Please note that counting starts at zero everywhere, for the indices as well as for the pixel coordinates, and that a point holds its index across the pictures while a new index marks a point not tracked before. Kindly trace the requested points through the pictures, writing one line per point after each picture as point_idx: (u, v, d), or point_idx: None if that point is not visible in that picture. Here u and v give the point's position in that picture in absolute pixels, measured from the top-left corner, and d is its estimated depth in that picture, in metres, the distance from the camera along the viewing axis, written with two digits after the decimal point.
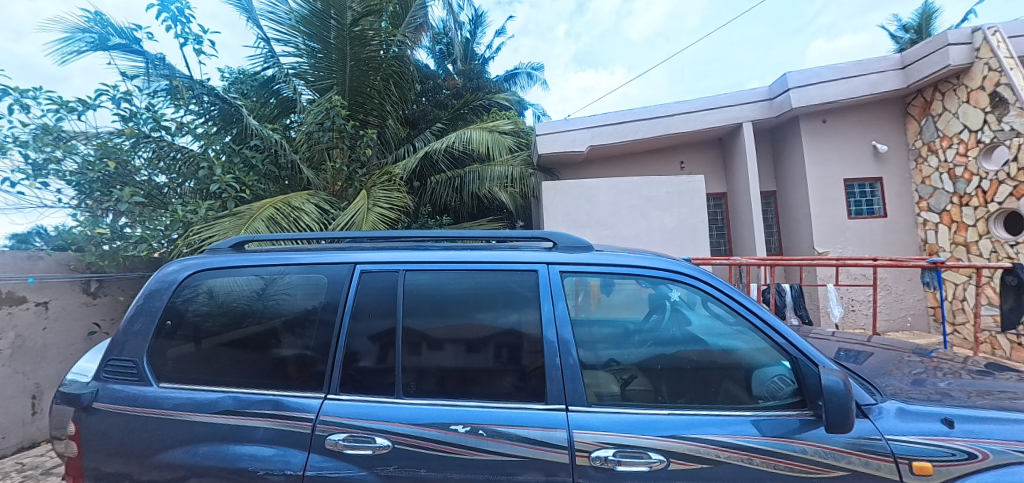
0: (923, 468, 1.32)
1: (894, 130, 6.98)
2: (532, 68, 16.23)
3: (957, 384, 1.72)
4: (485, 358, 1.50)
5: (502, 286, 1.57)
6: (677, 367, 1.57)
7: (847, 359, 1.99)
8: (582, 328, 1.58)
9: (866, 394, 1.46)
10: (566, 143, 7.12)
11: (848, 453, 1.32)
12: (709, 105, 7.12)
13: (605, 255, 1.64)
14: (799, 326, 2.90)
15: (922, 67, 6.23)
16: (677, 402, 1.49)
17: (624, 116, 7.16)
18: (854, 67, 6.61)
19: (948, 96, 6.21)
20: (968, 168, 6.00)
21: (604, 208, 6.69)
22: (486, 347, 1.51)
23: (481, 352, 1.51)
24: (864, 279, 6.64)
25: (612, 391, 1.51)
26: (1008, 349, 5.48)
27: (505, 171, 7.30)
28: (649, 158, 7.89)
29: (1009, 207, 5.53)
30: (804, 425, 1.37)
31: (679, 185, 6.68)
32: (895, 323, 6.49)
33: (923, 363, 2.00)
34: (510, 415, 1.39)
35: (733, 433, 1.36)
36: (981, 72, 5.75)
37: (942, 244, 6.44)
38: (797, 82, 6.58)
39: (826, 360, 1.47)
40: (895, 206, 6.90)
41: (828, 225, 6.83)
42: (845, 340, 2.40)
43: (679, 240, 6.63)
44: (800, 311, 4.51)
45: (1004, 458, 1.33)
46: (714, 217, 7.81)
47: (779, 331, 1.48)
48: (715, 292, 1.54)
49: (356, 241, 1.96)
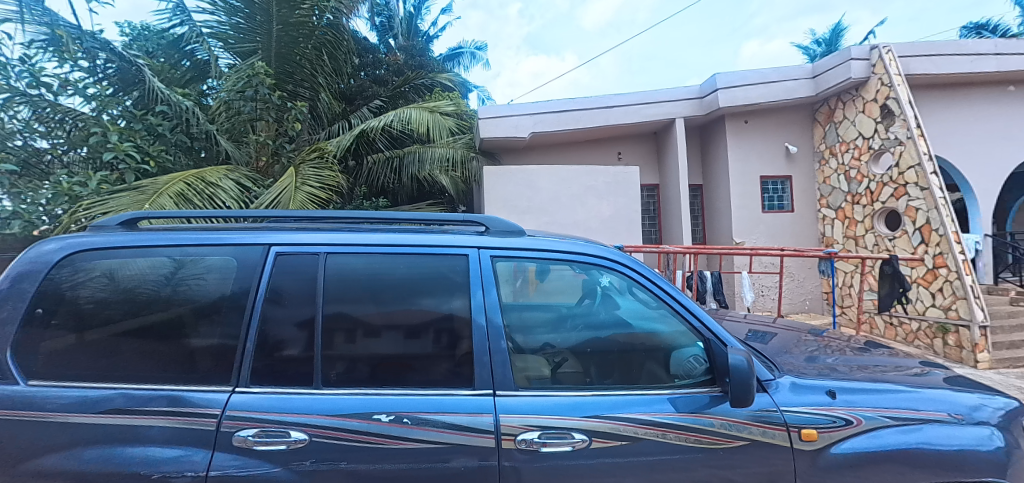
0: (810, 435, 1.47)
1: (803, 133, 7.69)
2: (476, 48, 15.83)
3: (843, 360, 1.94)
4: (424, 344, 1.46)
5: (433, 271, 1.53)
6: (606, 351, 1.67)
7: (756, 340, 2.18)
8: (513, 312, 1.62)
9: (766, 371, 1.61)
10: (508, 128, 7.16)
11: (749, 424, 1.45)
12: (646, 99, 7.41)
13: (538, 240, 1.65)
14: (716, 309, 3.14)
15: (830, 78, 6.89)
16: (604, 383, 1.56)
17: (565, 104, 7.27)
18: (774, 73, 7.17)
19: (848, 106, 6.94)
20: (860, 171, 6.75)
21: (544, 195, 6.78)
22: (425, 331, 1.47)
23: (420, 337, 1.47)
24: (773, 267, 7.33)
25: (541, 374, 1.55)
26: (881, 328, 6.66)
27: (445, 154, 7.24)
28: (588, 147, 8.13)
29: (890, 207, 6.36)
30: (713, 401, 1.48)
31: (616, 175, 6.93)
32: (796, 306, 7.27)
33: (817, 341, 2.24)
34: (434, 403, 1.37)
35: (651, 411, 1.43)
36: (875, 86, 6.46)
37: (837, 237, 7.26)
38: (725, 83, 7.04)
39: (734, 341, 1.58)
40: (801, 202, 7.64)
41: (745, 217, 7.43)
42: (753, 322, 2.64)
43: (615, 230, 6.89)
44: (718, 296, 4.90)
45: (874, 423, 1.52)
46: (647, 207, 8.20)
47: (696, 315, 1.58)
48: (640, 278, 1.61)
49: (280, 221, 1.81)
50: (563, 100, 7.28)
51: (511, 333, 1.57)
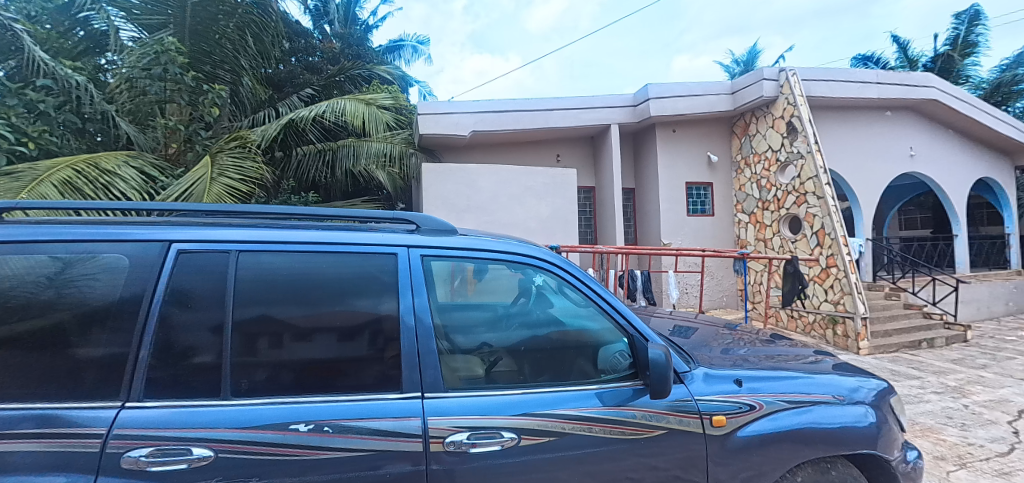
0: (720, 421, 1.59)
1: (723, 144, 8.33)
2: (418, 42, 15.44)
3: (753, 351, 2.13)
4: (358, 347, 1.40)
5: (359, 271, 1.46)
6: (538, 348, 1.69)
7: (679, 335, 2.33)
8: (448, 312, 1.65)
9: (683, 363, 1.71)
10: (448, 126, 7.10)
11: (667, 414, 1.54)
12: (583, 105, 7.65)
13: (470, 239, 1.64)
14: (645, 307, 3.31)
15: (746, 95, 7.52)
16: (537, 381, 1.59)
17: (506, 105, 7.35)
18: (698, 87, 7.71)
19: (761, 121, 7.62)
20: (770, 180, 7.45)
21: (484, 194, 6.77)
22: (360, 334, 1.41)
23: (354, 340, 1.41)
24: (696, 267, 7.88)
25: (475, 375, 1.55)
26: (785, 321, 7.35)
27: (382, 149, 6.99)
28: (528, 148, 8.26)
29: (793, 213, 7.08)
30: (636, 394, 1.55)
31: (554, 177, 7.09)
32: (715, 302, 7.87)
33: (731, 335, 2.44)
34: (361, 408, 1.31)
35: (579, 407, 1.48)
36: (782, 104, 7.15)
37: (749, 239, 7.95)
38: (656, 93, 7.46)
39: (655, 337, 1.68)
40: (721, 207, 8.27)
41: (672, 220, 7.91)
42: (677, 318, 2.82)
43: (553, 229, 7.04)
44: (647, 294, 5.18)
45: (773, 407, 1.68)
46: (583, 208, 8.47)
47: (622, 313, 1.65)
48: (570, 277, 1.65)
49: (188, 216, 1.64)
50: (504, 101, 7.35)
51: (447, 332, 1.60)
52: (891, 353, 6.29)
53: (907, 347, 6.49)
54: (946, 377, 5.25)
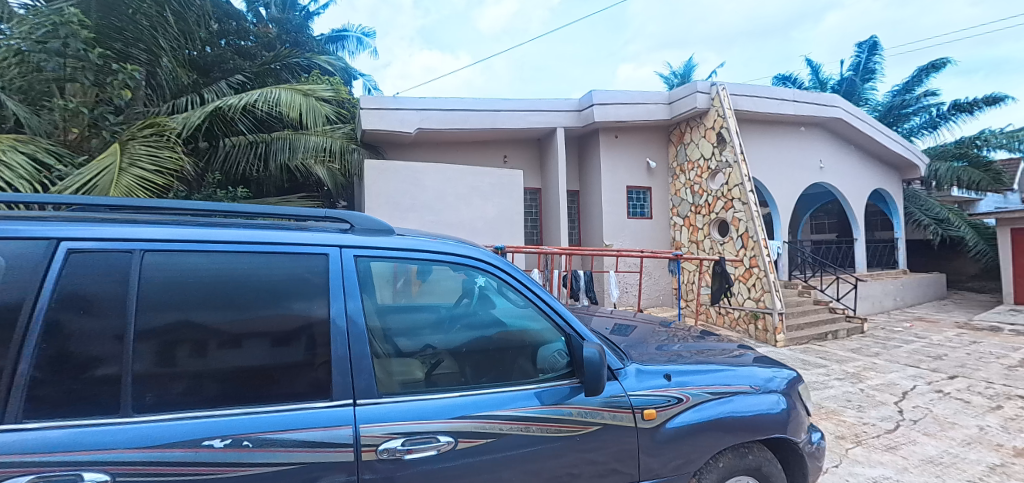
0: (650, 414, 1.67)
1: (661, 151, 8.77)
2: (363, 34, 14.86)
3: (684, 346, 2.25)
4: (294, 352, 1.32)
5: (287, 272, 1.37)
6: (478, 350, 1.68)
7: (617, 333, 2.41)
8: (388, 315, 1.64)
9: (617, 360, 1.76)
10: (393, 122, 6.96)
11: (601, 410, 1.59)
12: (530, 107, 7.75)
13: (408, 239, 1.60)
14: (588, 306, 3.41)
15: (682, 105, 7.98)
16: (479, 382, 1.57)
17: (453, 103, 7.31)
18: (639, 95, 8.07)
19: (694, 130, 8.10)
20: (702, 186, 7.95)
21: (429, 193, 6.66)
22: (296, 339, 1.34)
23: (290, 345, 1.33)
24: (635, 267, 8.24)
25: (415, 378, 1.51)
26: (714, 317, 7.88)
27: (322, 143, 6.65)
28: (475, 148, 8.25)
29: (721, 217, 7.60)
30: (573, 391, 1.59)
31: (501, 178, 7.11)
32: (652, 301, 8.27)
33: (665, 332, 2.57)
34: (291, 418, 1.24)
35: (517, 407, 1.49)
36: (713, 116, 7.64)
37: (684, 241, 8.43)
38: (600, 100, 7.72)
39: (590, 335, 1.73)
40: (658, 210, 8.70)
41: (614, 222, 8.22)
42: (617, 316, 2.93)
43: (499, 230, 7.06)
44: (589, 293, 5.34)
45: (699, 399, 1.79)
46: (530, 209, 8.58)
47: (560, 313, 1.69)
48: (509, 278, 1.67)
49: (86, 211, 1.46)
50: (451, 99, 7.31)
51: (390, 335, 1.62)
52: (802, 344, 6.94)
53: (816, 340, 7.19)
54: (847, 365, 5.88)
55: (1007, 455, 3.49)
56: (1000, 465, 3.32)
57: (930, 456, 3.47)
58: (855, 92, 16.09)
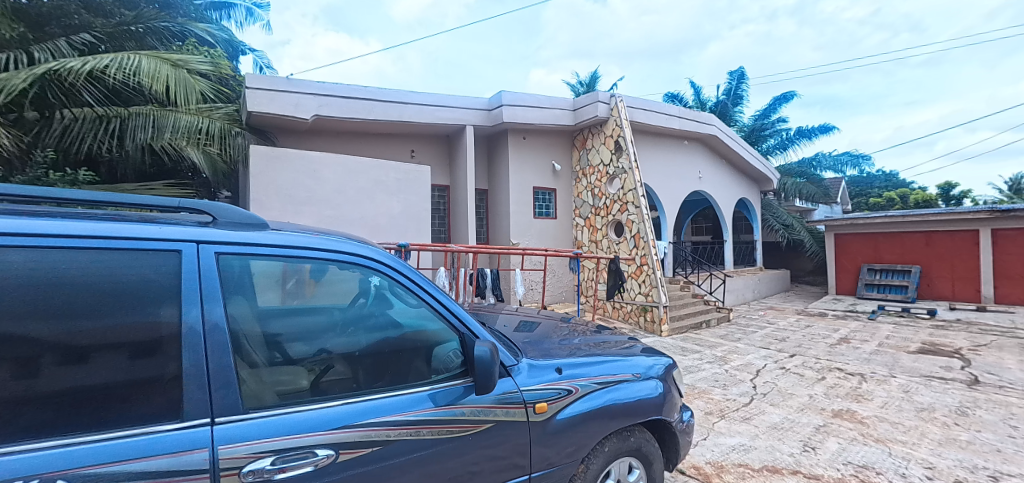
0: (541, 408, 1.72)
1: (565, 154, 9.19)
2: (254, 5, 13.32)
3: (581, 341, 2.37)
4: (153, 366, 1.15)
5: (129, 272, 1.16)
6: (373, 353, 1.59)
7: (521, 329, 2.46)
8: (271, 320, 1.49)
9: (511, 357, 1.79)
10: (286, 106, 6.39)
11: (494, 407, 1.60)
12: (439, 102, 7.60)
13: (287, 235, 1.45)
14: (495, 304, 3.43)
15: (585, 113, 8.44)
16: (372, 387, 1.50)
17: (357, 92, 6.91)
18: (546, 100, 8.35)
19: (596, 137, 8.62)
20: (601, 190, 8.48)
21: (327, 186, 6.19)
22: (158, 350, 1.16)
23: (151, 358, 1.15)
24: (539, 264, 8.53)
25: (300, 387, 1.40)
26: (609, 311, 8.49)
27: (195, 123, 5.83)
28: (380, 140, 7.88)
29: (618, 219, 8.18)
30: (466, 391, 1.58)
31: (407, 173, 6.87)
32: (556, 297, 8.65)
33: (566, 327, 2.68)
34: (134, 446, 1.06)
35: (407, 411, 1.44)
36: (612, 126, 8.19)
37: (584, 241, 8.93)
38: (509, 101, 7.84)
39: (484, 333, 1.74)
40: (562, 211, 9.10)
41: (520, 221, 8.41)
42: (522, 313, 2.99)
43: (404, 226, 6.82)
44: (495, 291, 5.41)
45: (586, 389, 1.89)
46: (437, 206, 8.43)
47: (455, 314, 1.68)
48: (402, 279, 1.60)
49: None
50: (354, 87, 6.91)
51: (281, 342, 1.49)
52: (682, 333, 7.78)
53: (693, 329, 8.11)
54: (715, 350, 6.71)
55: (828, 416, 4.26)
56: (823, 426, 4.04)
57: (775, 422, 4.10)
58: (727, 113, 18.41)
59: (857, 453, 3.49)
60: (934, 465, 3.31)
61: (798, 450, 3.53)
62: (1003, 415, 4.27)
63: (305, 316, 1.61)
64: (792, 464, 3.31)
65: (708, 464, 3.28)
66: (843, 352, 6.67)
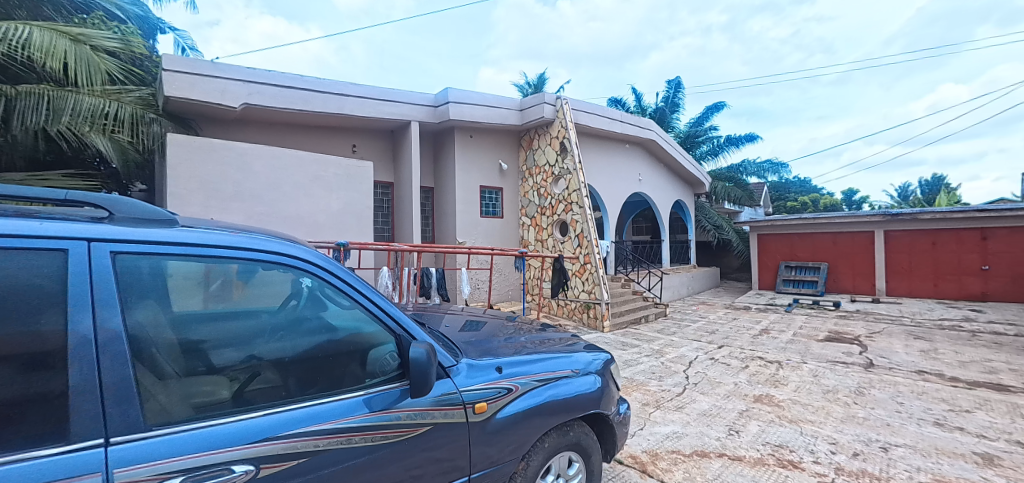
0: (480, 408, 1.71)
1: (512, 154, 9.23)
2: None
3: (526, 339, 2.38)
4: (43, 383, 1.05)
5: (12, 281, 1.05)
6: (306, 358, 1.52)
7: (466, 329, 2.43)
8: (194, 327, 1.41)
9: (450, 357, 1.76)
10: (211, 92, 5.90)
11: (431, 410, 1.56)
12: (383, 96, 7.35)
13: (202, 233, 1.33)
14: (441, 304, 3.37)
15: (531, 113, 8.51)
16: (303, 394, 1.42)
17: (291, 80, 6.53)
18: (493, 99, 8.33)
19: (542, 138, 8.74)
20: (547, 190, 8.60)
21: (258, 180, 5.78)
22: (47, 366, 1.06)
23: (42, 374, 1.06)
24: (485, 263, 8.52)
25: (220, 398, 1.30)
26: (554, 309, 8.64)
27: (101, 106, 5.18)
28: (318, 134, 7.49)
29: (562, 218, 8.35)
30: (403, 394, 1.53)
31: (348, 168, 6.56)
32: (502, 296, 8.68)
33: (512, 326, 2.68)
34: (12, 472, 0.95)
35: (337, 418, 1.37)
36: (558, 127, 8.33)
37: (530, 240, 9.03)
38: (456, 98, 7.74)
39: (422, 333, 1.70)
40: (508, 210, 9.14)
41: (466, 220, 8.34)
42: (467, 313, 2.96)
43: (344, 224, 6.52)
44: (441, 290, 5.32)
45: (526, 387, 1.90)
46: (380, 204, 8.15)
47: (392, 316, 1.62)
48: (334, 280, 1.52)
49: None
50: (289, 75, 6.51)
51: (206, 349, 1.39)
52: (622, 329, 8.09)
53: (632, 324, 8.46)
54: (653, 343, 7.05)
55: (750, 401, 4.61)
56: (746, 410, 4.37)
57: (705, 409, 4.37)
58: (665, 120, 19.39)
59: (774, 434, 3.81)
60: (837, 441, 3.69)
61: (724, 435, 3.79)
62: (892, 393, 4.84)
63: (237, 320, 1.52)
64: (718, 447, 3.55)
65: (644, 453, 3.43)
66: (764, 342, 7.25)
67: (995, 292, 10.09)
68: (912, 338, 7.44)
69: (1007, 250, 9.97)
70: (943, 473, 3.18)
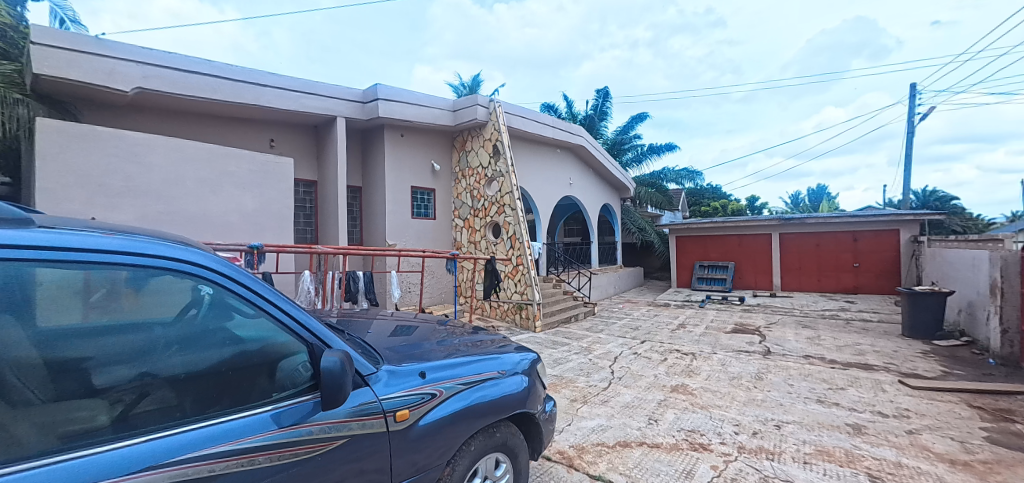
0: (402, 415, 1.66)
1: (445, 155, 9.11)
2: None
3: (457, 342, 2.35)
4: None
5: None
6: (209, 374, 1.37)
7: (397, 334, 2.35)
8: (65, 344, 1.18)
9: (369, 365, 1.70)
10: (95, 72, 5.16)
11: (348, 421, 1.49)
12: (306, 89, 6.90)
13: (73, 235, 1.20)
14: (372, 309, 3.22)
15: (464, 115, 8.45)
16: (201, 414, 1.29)
17: (197, 66, 5.92)
18: (425, 98, 8.16)
19: (475, 139, 8.72)
20: (480, 192, 8.59)
21: (154, 175, 5.16)
22: None
23: None
24: (417, 266, 8.33)
25: (94, 424, 1.15)
26: (487, 311, 8.64)
27: None
28: (230, 126, 6.87)
29: (495, 220, 8.38)
30: (316, 407, 1.44)
31: (265, 164, 6.03)
32: (434, 298, 8.54)
33: (445, 330, 2.63)
34: None
35: (238, 438, 1.26)
36: (491, 130, 8.35)
37: (464, 242, 8.97)
38: (385, 95, 7.49)
39: (337, 342, 1.63)
40: (441, 212, 8.99)
41: (396, 221, 8.08)
42: (399, 318, 2.85)
43: (260, 225, 6.00)
44: (369, 295, 5.11)
45: (450, 391, 1.88)
46: (302, 204, 7.65)
47: (304, 325, 1.54)
48: (237, 288, 1.41)
49: None
50: (193, 59, 5.89)
51: (88, 369, 1.21)
52: (553, 328, 8.31)
53: (562, 323, 8.73)
54: (582, 341, 7.32)
55: (668, 391, 4.95)
56: (664, 400, 4.69)
57: (628, 402, 4.62)
58: (593, 127, 20.26)
59: (688, 420, 4.12)
60: (740, 422, 4.07)
61: (644, 424, 4.03)
62: (785, 377, 5.44)
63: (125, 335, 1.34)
64: (639, 436, 3.77)
65: (571, 448, 3.54)
66: (682, 336, 7.82)
67: (864, 286, 11.74)
68: (802, 327, 8.44)
69: (873, 249, 11.65)
70: (823, 443, 3.63)
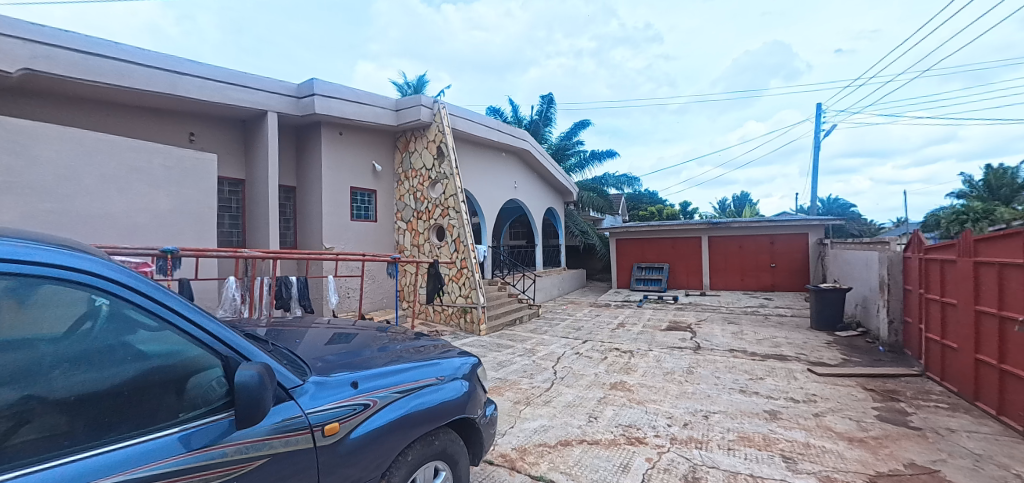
0: (332, 429, 1.57)
1: (387, 155, 8.83)
2: None
3: (398, 349, 2.27)
4: None
5: None
6: (103, 396, 1.22)
7: (334, 342, 2.23)
8: None
9: (294, 377, 1.59)
10: None
11: (268, 439, 1.39)
12: (232, 80, 6.40)
13: None
14: (308, 315, 3.03)
15: (407, 115, 8.24)
16: (92, 441, 1.15)
17: (101, 48, 5.31)
18: (366, 95, 7.86)
19: (419, 140, 8.53)
20: (424, 194, 8.41)
21: (46, 169, 4.52)
22: None
23: None
24: (356, 270, 8.00)
25: None
26: (431, 315, 8.47)
27: None
28: (141, 117, 6.22)
29: (439, 223, 8.24)
30: (231, 426, 1.32)
31: (181, 161, 5.54)
32: (375, 304, 8.24)
33: (386, 337, 2.53)
34: None
35: (136, 466, 1.14)
36: (435, 131, 8.21)
37: (406, 245, 8.74)
38: (321, 91, 7.13)
39: (259, 353, 1.51)
40: (382, 214, 8.70)
41: (334, 224, 7.72)
42: (337, 325, 2.71)
43: (175, 227, 5.49)
44: (303, 301, 4.82)
45: (384, 400, 1.81)
46: (226, 204, 7.08)
47: (220, 337, 1.41)
48: (136, 298, 1.27)
49: None
50: (96, 40, 5.28)
51: None
52: (498, 331, 8.31)
53: (507, 325, 8.76)
54: (526, 343, 7.40)
55: (607, 389, 5.12)
56: (604, 397, 4.84)
57: (570, 401, 4.71)
58: (538, 132, 20.61)
59: (626, 416, 4.28)
60: (672, 415, 4.29)
61: (584, 422, 4.13)
62: (712, 370, 5.83)
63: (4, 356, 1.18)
64: (580, 434, 3.86)
65: (513, 450, 3.55)
66: (621, 335, 8.13)
67: (780, 284, 12.86)
68: (728, 323, 9.09)
69: (787, 251, 12.81)
70: (745, 430, 3.92)
